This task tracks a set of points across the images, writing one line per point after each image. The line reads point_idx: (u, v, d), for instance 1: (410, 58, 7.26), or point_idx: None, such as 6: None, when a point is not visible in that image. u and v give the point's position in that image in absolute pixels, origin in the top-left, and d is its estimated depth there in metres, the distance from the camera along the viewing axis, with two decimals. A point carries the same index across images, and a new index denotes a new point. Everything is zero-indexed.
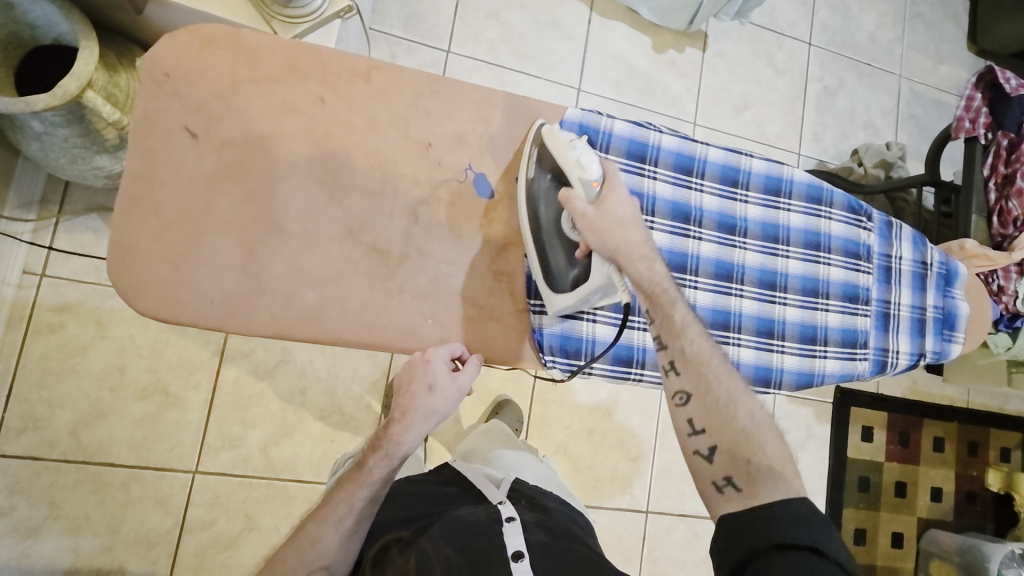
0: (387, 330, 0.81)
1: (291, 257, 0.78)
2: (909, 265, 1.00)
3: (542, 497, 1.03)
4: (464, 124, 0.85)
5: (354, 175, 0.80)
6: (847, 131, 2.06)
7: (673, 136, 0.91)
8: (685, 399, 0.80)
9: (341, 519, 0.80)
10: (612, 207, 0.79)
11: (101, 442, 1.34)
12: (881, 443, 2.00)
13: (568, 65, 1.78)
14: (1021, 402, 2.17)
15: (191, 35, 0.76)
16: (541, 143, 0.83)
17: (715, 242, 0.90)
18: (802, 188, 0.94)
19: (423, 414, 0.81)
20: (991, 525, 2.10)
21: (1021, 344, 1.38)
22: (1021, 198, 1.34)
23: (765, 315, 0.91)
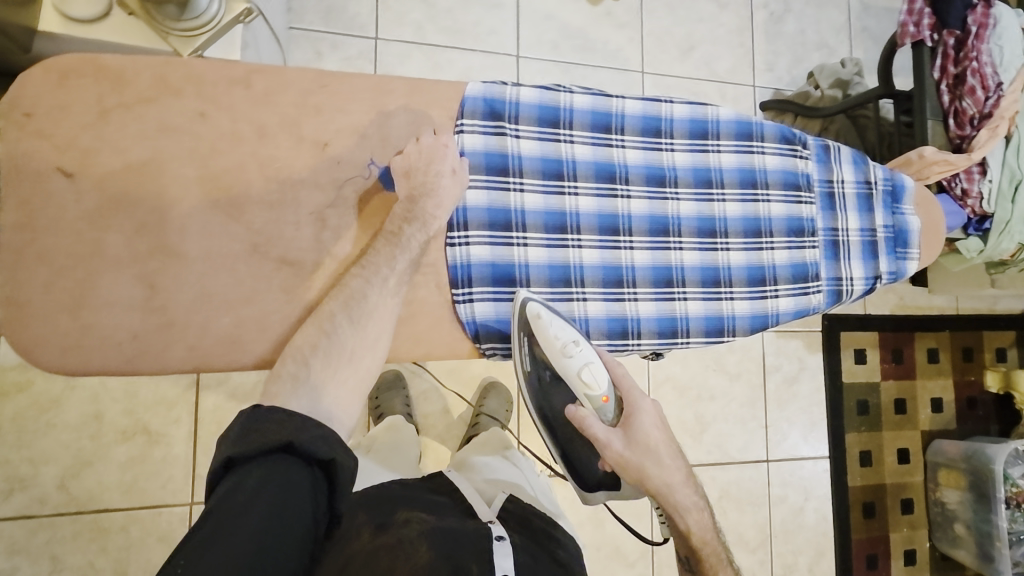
0: None
1: (198, 284, 0.76)
2: (853, 188, 0.96)
3: (532, 516, 1.04)
4: (359, 116, 0.81)
5: (250, 187, 0.78)
6: (801, 55, 2.01)
7: (586, 94, 0.88)
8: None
9: (388, 280, 0.77)
10: (644, 443, 0.88)
11: (92, 490, 1.34)
12: (875, 363, 1.99)
13: (502, 34, 1.73)
14: (1011, 301, 2.16)
15: (48, 69, 0.73)
16: (530, 331, 0.84)
17: (645, 197, 0.88)
18: (729, 126, 0.91)
19: (453, 188, 0.80)
20: (996, 427, 2.10)
21: (993, 246, 1.37)
22: (975, 95, 1.30)
23: (708, 263, 0.89)
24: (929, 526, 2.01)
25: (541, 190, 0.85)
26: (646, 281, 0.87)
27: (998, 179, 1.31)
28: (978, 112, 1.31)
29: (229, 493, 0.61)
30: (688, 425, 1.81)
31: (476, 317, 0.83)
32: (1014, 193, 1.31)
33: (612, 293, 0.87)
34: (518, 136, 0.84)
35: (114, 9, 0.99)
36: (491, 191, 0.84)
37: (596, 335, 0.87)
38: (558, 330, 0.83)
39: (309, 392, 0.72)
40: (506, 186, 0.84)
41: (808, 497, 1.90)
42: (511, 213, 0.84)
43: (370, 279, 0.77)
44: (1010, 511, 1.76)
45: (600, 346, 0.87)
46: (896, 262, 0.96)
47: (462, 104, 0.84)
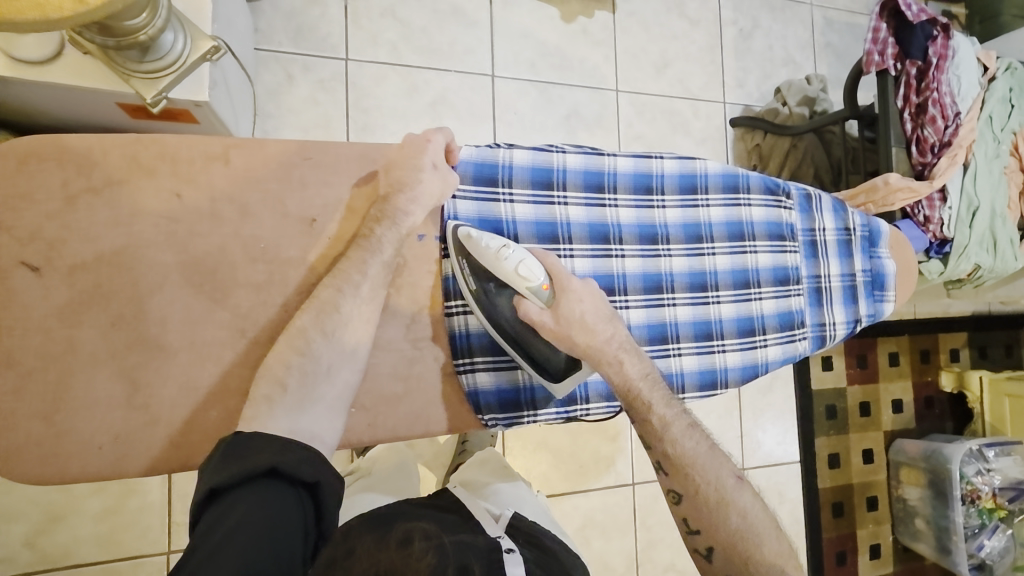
0: None
1: (179, 377, 0.75)
2: (833, 235, 0.99)
3: (541, 535, 1.02)
4: (346, 188, 0.82)
5: (234, 268, 0.77)
6: (768, 71, 2.05)
7: (579, 153, 0.88)
8: (677, 498, 0.86)
9: (358, 287, 0.76)
10: (570, 315, 0.81)
11: (63, 546, 1.28)
12: (841, 369, 2.09)
13: (478, 53, 1.70)
14: (963, 303, 2.28)
15: (7, 155, 0.71)
16: (465, 252, 0.81)
17: (638, 256, 0.89)
18: (717, 180, 0.92)
19: (430, 190, 0.80)
20: (951, 424, 2.23)
21: (952, 268, 1.42)
22: (935, 124, 1.37)
23: (701, 318, 0.91)
24: (892, 521, 2.12)
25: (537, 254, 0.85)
26: (642, 340, 0.88)
27: (957, 206, 1.39)
28: (937, 140, 1.38)
29: (211, 526, 0.59)
30: None
31: (479, 386, 0.86)
32: (971, 219, 1.39)
33: None
34: (512, 202, 0.85)
35: (68, 49, 0.93)
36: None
37: (542, 405, 0.91)
38: (492, 237, 0.79)
39: (296, 405, 0.71)
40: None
41: (782, 501, 1.98)
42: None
43: (357, 283, 0.76)
44: (966, 506, 1.87)
45: (600, 408, 0.94)
46: (874, 305, 1.00)
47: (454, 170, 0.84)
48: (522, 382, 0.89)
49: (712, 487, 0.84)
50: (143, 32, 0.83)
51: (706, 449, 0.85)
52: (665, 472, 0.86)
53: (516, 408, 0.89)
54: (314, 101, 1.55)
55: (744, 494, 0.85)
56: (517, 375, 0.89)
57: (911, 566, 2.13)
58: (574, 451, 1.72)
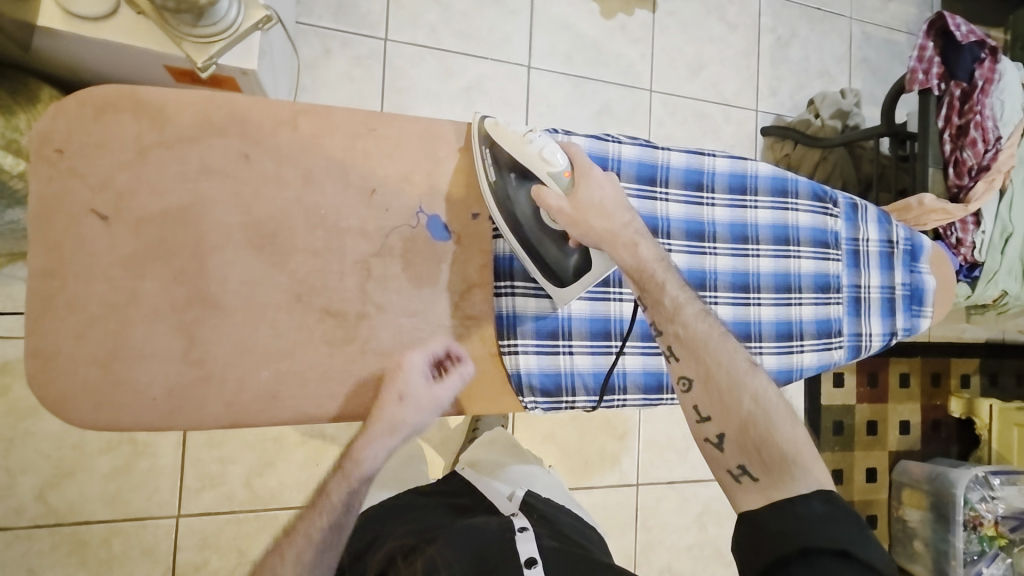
0: (353, 397, 0.80)
1: (236, 337, 0.75)
2: (876, 246, 0.97)
3: (552, 510, 1.12)
4: (409, 162, 0.82)
5: (294, 235, 0.77)
6: (803, 81, 2.04)
7: (634, 145, 0.85)
8: (689, 384, 0.80)
9: (301, 554, 0.81)
10: (589, 196, 0.79)
11: (73, 501, 1.29)
12: (852, 386, 2.08)
13: (516, 42, 1.69)
14: (978, 330, 2.28)
15: (84, 102, 0.70)
16: (489, 141, 0.82)
17: (684, 251, 0.86)
18: (767, 182, 0.89)
19: (389, 425, 0.80)
20: (955, 448, 2.22)
21: (980, 292, 1.42)
22: (975, 147, 1.36)
23: (740, 318, 0.87)
24: (890, 540, 2.12)
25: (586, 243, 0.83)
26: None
27: (990, 231, 1.37)
28: (976, 163, 1.37)
29: None
30: (676, 442, 1.86)
31: (521, 368, 0.89)
32: (1004, 245, 1.37)
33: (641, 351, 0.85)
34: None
35: (123, 7, 0.92)
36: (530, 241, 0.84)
37: (580, 392, 0.93)
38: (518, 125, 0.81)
39: None
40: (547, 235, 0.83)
41: None
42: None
43: (300, 547, 0.81)
44: (967, 532, 1.87)
45: (636, 400, 0.97)
46: (911, 319, 0.98)
47: None
48: (563, 366, 0.92)
49: (725, 368, 0.78)
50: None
51: (719, 331, 0.81)
52: (675, 357, 0.82)
53: (556, 393, 0.91)
54: (350, 77, 1.54)
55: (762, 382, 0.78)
56: (558, 359, 0.92)
57: None
58: (580, 446, 1.73)
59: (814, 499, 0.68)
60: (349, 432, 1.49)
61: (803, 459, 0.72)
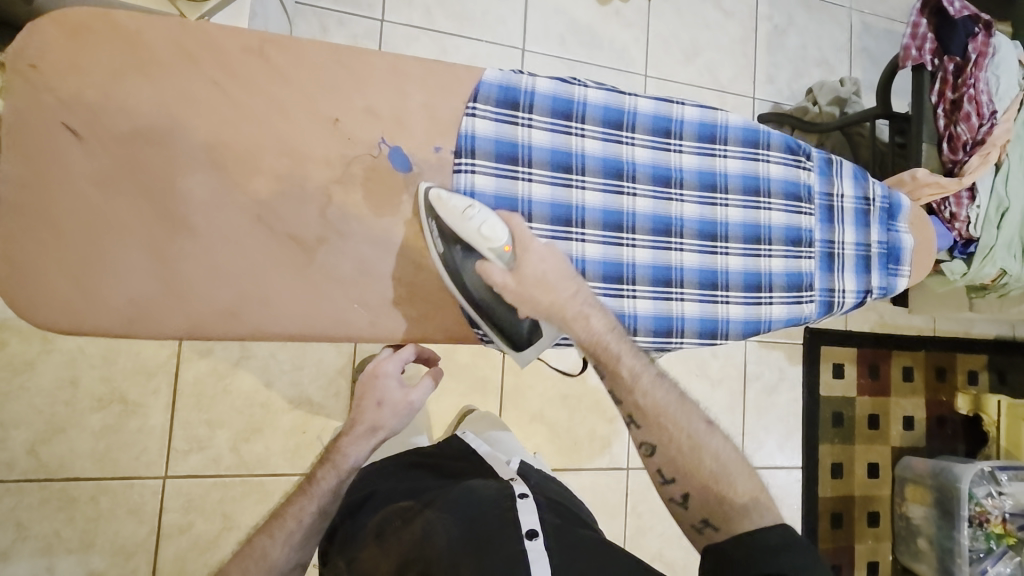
0: (310, 321, 0.80)
1: (202, 255, 0.77)
2: (851, 203, 0.95)
3: (543, 479, 1.17)
4: (375, 97, 0.81)
5: (261, 159, 0.78)
6: (800, 70, 2.04)
7: (600, 89, 0.86)
8: (651, 449, 0.85)
9: (290, 532, 1.04)
10: (531, 272, 0.78)
11: (63, 457, 1.32)
12: (853, 378, 2.05)
13: (510, 24, 1.72)
14: (985, 325, 2.23)
15: (61, 25, 0.73)
16: (433, 214, 0.79)
17: (650, 196, 0.85)
18: (736, 133, 0.89)
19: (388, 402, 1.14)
20: (962, 447, 2.16)
21: (976, 269, 1.39)
22: (969, 121, 1.34)
23: (707, 267, 0.87)
24: (893, 539, 2.06)
25: (549, 181, 0.83)
26: (645, 279, 0.84)
27: (986, 206, 1.34)
28: (971, 138, 1.34)
29: None
30: None
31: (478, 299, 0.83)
32: (1000, 220, 1.35)
33: (611, 288, 0.83)
34: (530, 126, 0.82)
35: None
36: (500, 178, 0.81)
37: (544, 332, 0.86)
38: (460, 197, 0.78)
39: None
40: (514, 174, 0.82)
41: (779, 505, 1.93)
42: (517, 202, 0.82)
43: (288, 528, 1.04)
44: (972, 529, 1.80)
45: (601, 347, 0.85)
46: (887, 279, 0.95)
47: (477, 88, 0.82)
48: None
49: (685, 433, 0.82)
50: None
51: (674, 398, 0.84)
52: (636, 424, 0.84)
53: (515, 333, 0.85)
54: None
55: (716, 442, 0.84)
56: None
57: None
58: (570, 426, 1.72)
59: (773, 533, 0.76)
60: (336, 402, 1.51)
61: (765, 502, 0.81)
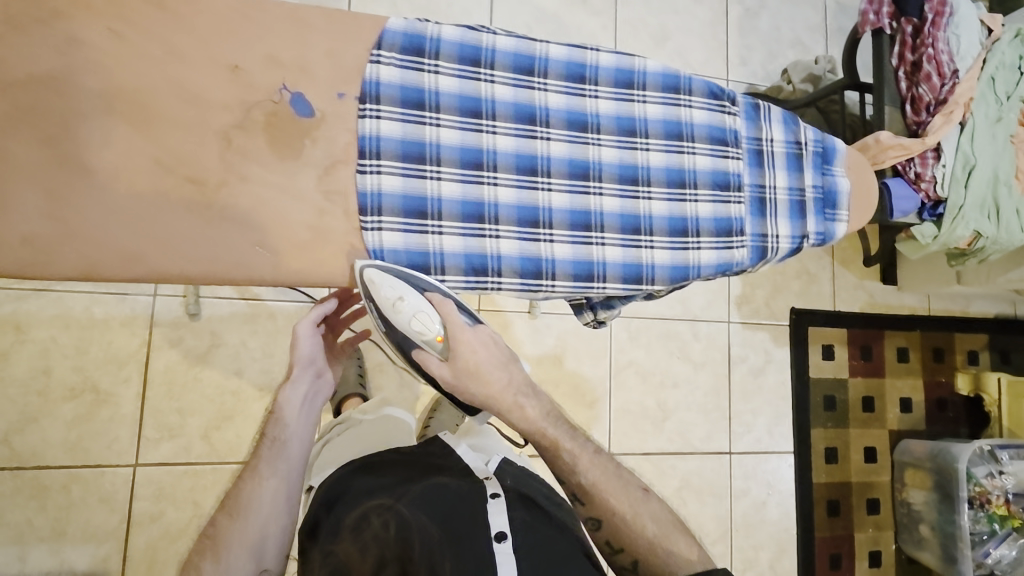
0: (212, 262, 0.66)
1: (84, 186, 0.63)
2: (783, 147, 0.89)
3: (526, 478, 1.06)
4: (271, 37, 0.70)
5: (153, 102, 0.65)
6: (774, 51, 2.03)
7: (509, 35, 0.78)
8: (596, 525, 0.80)
9: (262, 469, 0.96)
10: (465, 364, 0.74)
11: (35, 447, 1.34)
12: (844, 359, 1.99)
13: (475, 16, 1.75)
14: (983, 303, 2.16)
15: None
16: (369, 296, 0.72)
17: (565, 140, 0.79)
18: (656, 78, 0.83)
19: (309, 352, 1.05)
20: (965, 429, 2.08)
21: (946, 232, 1.37)
22: (930, 81, 1.31)
23: (629, 212, 0.81)
24: (895, 527, 1.98)
25: (458, 126, 0.75)
26: (563, 225, 0.78)
27: (952, 164, 1.33)
28: (933, 98, 1.32)
29: None
30: (652, 414, 1.80)
31: (385, 245, 0.72)
32: (967, 178, 1.33)
33: (527, 233, 0.77)
34: (436, 71, 0.74)
35: None
36: (407, 124, 0.73)
37: (452, 272, 0.74)
38: (391, 285, 0.70)
39: (207, 546, 0.88)
40: (421, 120, 0.74)
41: (771, 491, 1.88)
42: (425, 146, 0.74)
43: (259, 467, 0.96)
44: (973, 510, 1.73)
45: (513, 287, 0.76)
46: (824, 223, 0.89)
47: (381, 37, 0.73)
48: (431, 247, 0.73)
49: (627, 508, 0.79)
50: None
51: (609, 473, 0.81)
52: (580, 502, 0.81)
53: (423, 274, 0.73)
54: None
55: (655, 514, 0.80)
56: (485, 243, 0.75)
57: None
58: None
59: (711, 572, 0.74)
60: None
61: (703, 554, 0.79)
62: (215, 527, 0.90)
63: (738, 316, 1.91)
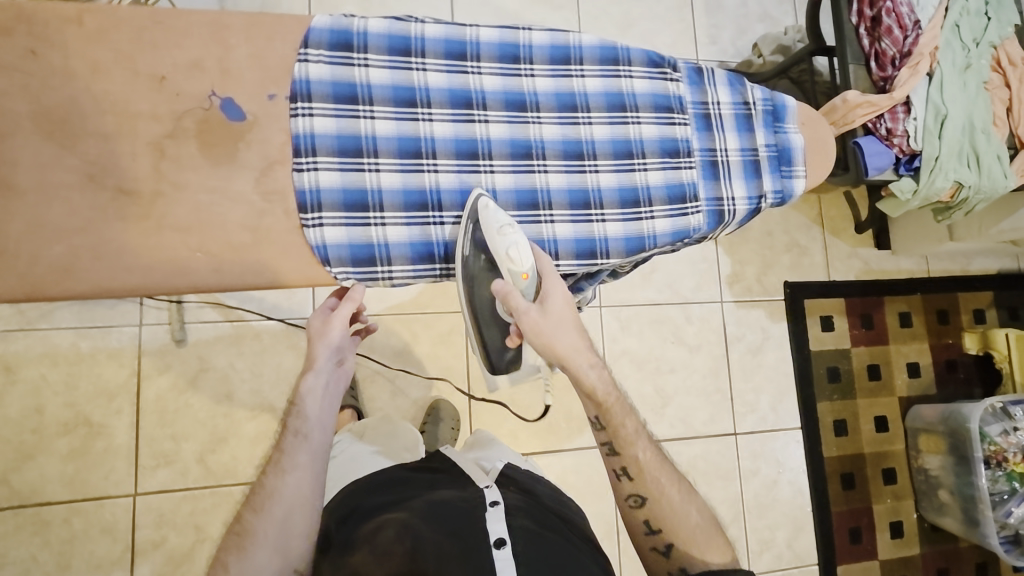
0: (152, 271, 0.68)
1: (17, 210, 0.66)
2: (731, 109, 0.87)
3: (532, 483, 1.05)
4: (196, 45, 0.71)
5: (83, 120, 0.68)
6: (742, 27, 2.02)
7: (438, 23, 0.78)
8: (639, 503, 0.85)
9: (286, 464, 0.89)
10: (556, 310, 0.76)
11: (34, 483, 1.35)
12: (844, 329, 1.95)
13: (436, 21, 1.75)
14: (984, 260, 2.11)
15: None
16: (474, 219, 0.75)
17: (504, 121, 0.79)
18: (593, 51, 0.82)
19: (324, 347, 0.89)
20: (980, 390, 2.02)
21: (925, 184, 1.34)
22: (892, 35, 1.29)
23: (577, 187, 0.80)
24: (915, 496, 1.92)
25: (393, 116, 0.75)
26: (509, 205, 0.78)
27: (922, 116, 1.31)
28: (897, 51, 1.30)
29: None
30: (651, 401, 1.77)
31: (328, 240, 0.72)
32: (940, 129, 1.30)
33: None
34: (365, 65, 0.74)
35: None
36: (340, 119, 0.73)
37: (399, 261, 0.74)
38: (502, 214, 0.75)
39: (234, 543, 0.85)
40: (355, 113, 0.74)
41: (782, 470, 1.84)
42: (362, 140, 0.74)
43: (283, 462, 0.89)
44: (990, 470, 1.67)
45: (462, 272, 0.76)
46: (781, 181, 0.87)
47: (307, 35, 0.73)
48: (376, 238, 0.73)
49: (677, 493, 0.85)
50: None
51: (663, 458, 0.86)
52: (628, 478, 0.85)
53: (368, 265, 0.73)
54: None
55: (694, 507, 0.85)
56: (430, 230, 0.75)
57: (942, 549, 1.91)
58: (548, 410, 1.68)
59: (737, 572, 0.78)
60: None
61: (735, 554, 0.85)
62: (242, 524, 0.86)
63: (731, 294, 1.88)
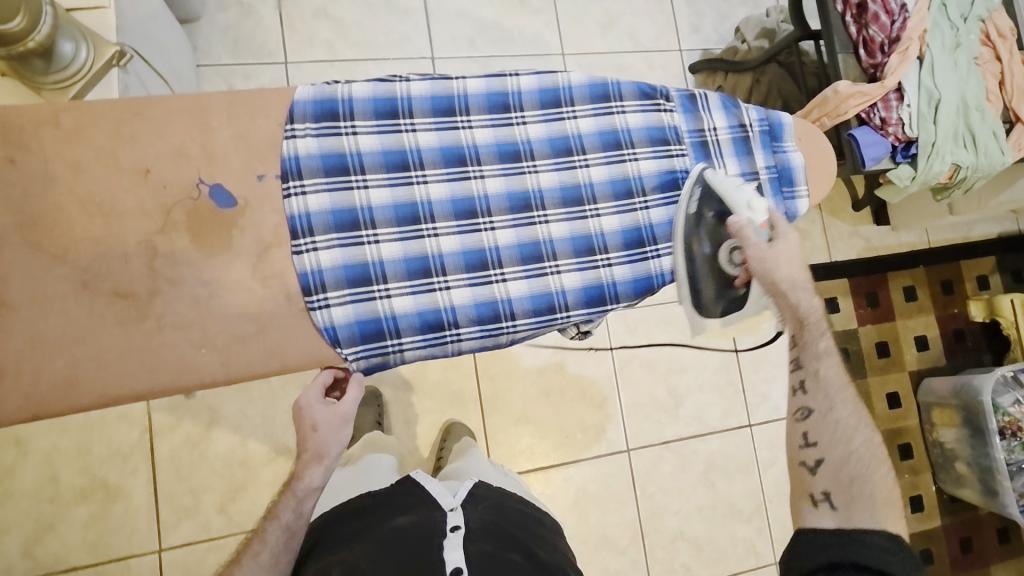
0: (155, 372, 0.72)
1: (23, 329, 0.70)
2: (728, 133, 0.90)
3: (503, 498, 1.03)
4: (180, 138, 0.75)
5: (70, 226, 0.71)
6: (724, 12, 1.98)
7: (423, 80, 0.82)
8: (805, 414, 0.88)
9: (260, 555, 0.89)
10: (788, 247, 0.84)
11: (58, 552, 1.36)
12: (850, 311, 1.94)
13: (415, 38, 1.71)
14: (986, 226, 2.10)
15: None
16: (703, 184, 0.86)
17: (500, 174, 0.83)
18: (582, 90, 0.86)
19: (316, 452, 0.86)
20: (988, 356, 2.03)
21: (924, 170, 1.32)
22: (879, 21, 1.27)
23: (580, 232, 0.85)
24: (931, 468, 1.94)
25: (387, 183, 0.80)
26: (511, 261, 0.83)
27: (916, 102, 1.29)
28: (885, 38, 1.27)
29: None
30: (665, 402, 1.76)
31: (333, 322, 0.77)
32: (935, 114, 1.28)
33: (477, 278, 0.82)
34: (353, 133, 0.79)
35: None
36: (333, 192, 0.78)
37: (408, 334, 0.79)
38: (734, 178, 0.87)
39: None
40: (348, 185, 0.78)
41: None
42: (357, 212, 0.79)
43: (257, 551, 0.89)
44: (1006, 441, 1.68)
45: (472, 335, 0.81)
46: (784, 203, 0.90)
47: (290, 110, 0.78)
48: (382, 313, 0.78)
49: (846, 412, 0.86)
50: (30, 38, 0.79)
51: (846, 381, 0.88)
52: (803, 388, 0.89)
53: (377, 339, 0.78)
54: None
55: (857, 437, 0.86)
56: (436, 296, 0.80)
57: (962, 518, 1.93)
58: (564, 424, 1.68)
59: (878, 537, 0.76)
60: None
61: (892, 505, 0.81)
62: None
63: None
